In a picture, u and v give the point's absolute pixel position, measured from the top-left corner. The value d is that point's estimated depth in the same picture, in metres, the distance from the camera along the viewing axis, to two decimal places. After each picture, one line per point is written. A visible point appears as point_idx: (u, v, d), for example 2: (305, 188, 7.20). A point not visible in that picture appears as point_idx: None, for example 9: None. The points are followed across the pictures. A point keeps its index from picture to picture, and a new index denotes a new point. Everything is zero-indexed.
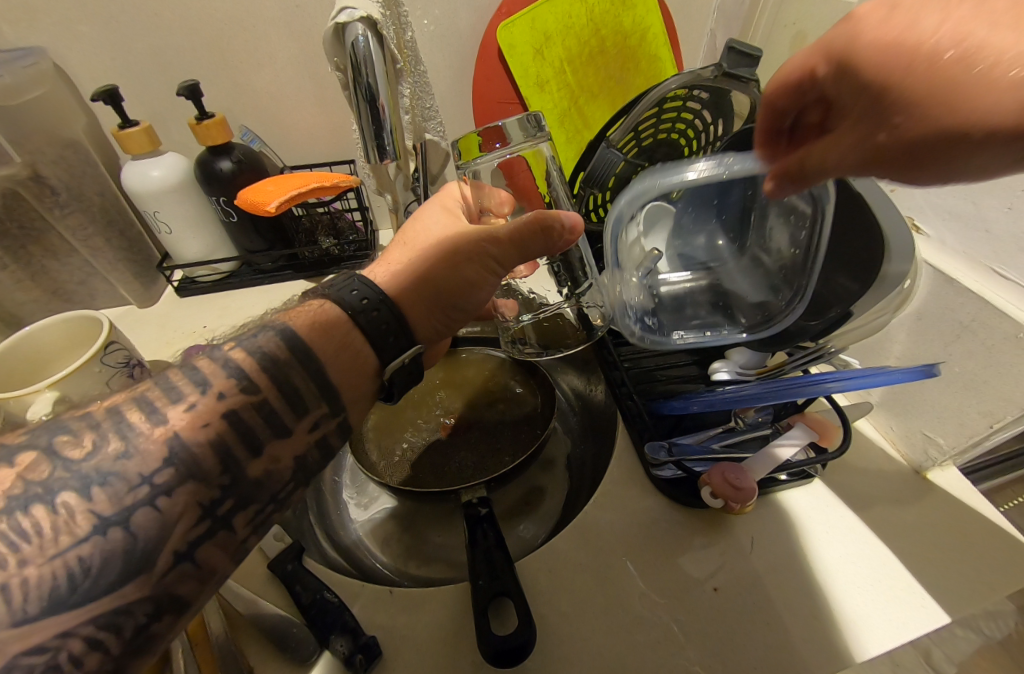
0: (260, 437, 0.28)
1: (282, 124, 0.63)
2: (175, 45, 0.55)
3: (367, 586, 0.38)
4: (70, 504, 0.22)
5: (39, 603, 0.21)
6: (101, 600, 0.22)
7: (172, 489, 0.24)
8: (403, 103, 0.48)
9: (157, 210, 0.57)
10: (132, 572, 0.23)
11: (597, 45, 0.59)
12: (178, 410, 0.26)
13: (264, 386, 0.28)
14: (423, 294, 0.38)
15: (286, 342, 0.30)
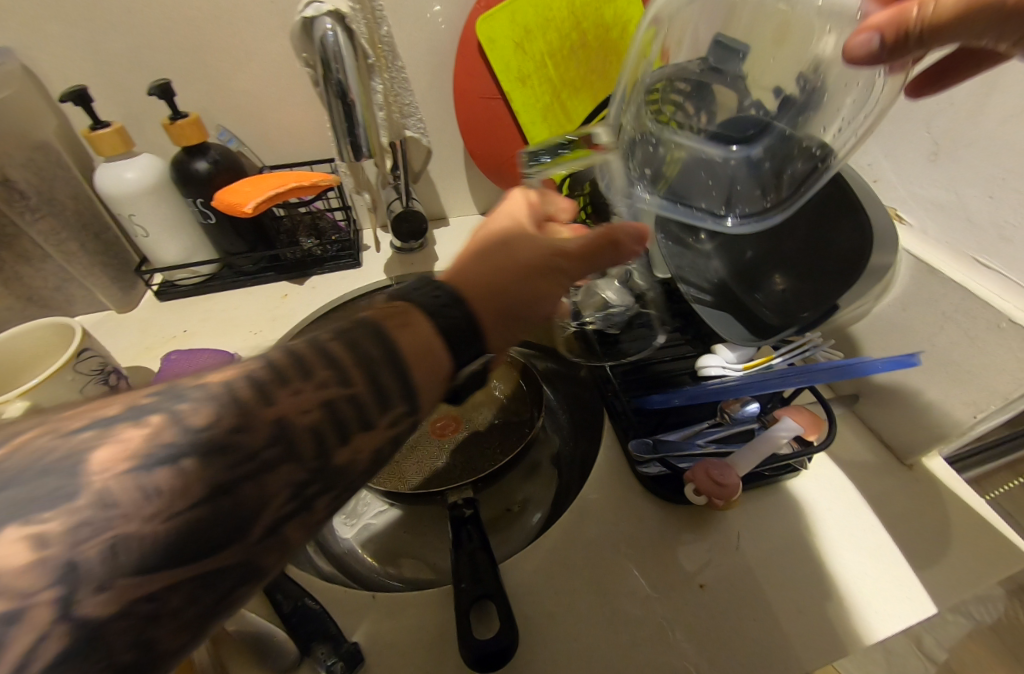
0: (350, 428, 0.24)
1: (260, 123, 0.62)
2: (146, 42, 0.53)
3: (350, 593, 0.37)
4: (195, 470, 0.19)
5: (156, 559, 0.18)
6: (197, 566, 0.19)
7: (275, 467, 0.21)
8: (377, 101, 0.48)
9: (133, 213, 0.56)
10: (232, 537, 0.20)
11: (578, 39, 0.58)
12: (288, 394, 0.23)
13: (356, 377, 0.25)
14: (503, 309, 0.31)
15: (371, 335, 0.26)
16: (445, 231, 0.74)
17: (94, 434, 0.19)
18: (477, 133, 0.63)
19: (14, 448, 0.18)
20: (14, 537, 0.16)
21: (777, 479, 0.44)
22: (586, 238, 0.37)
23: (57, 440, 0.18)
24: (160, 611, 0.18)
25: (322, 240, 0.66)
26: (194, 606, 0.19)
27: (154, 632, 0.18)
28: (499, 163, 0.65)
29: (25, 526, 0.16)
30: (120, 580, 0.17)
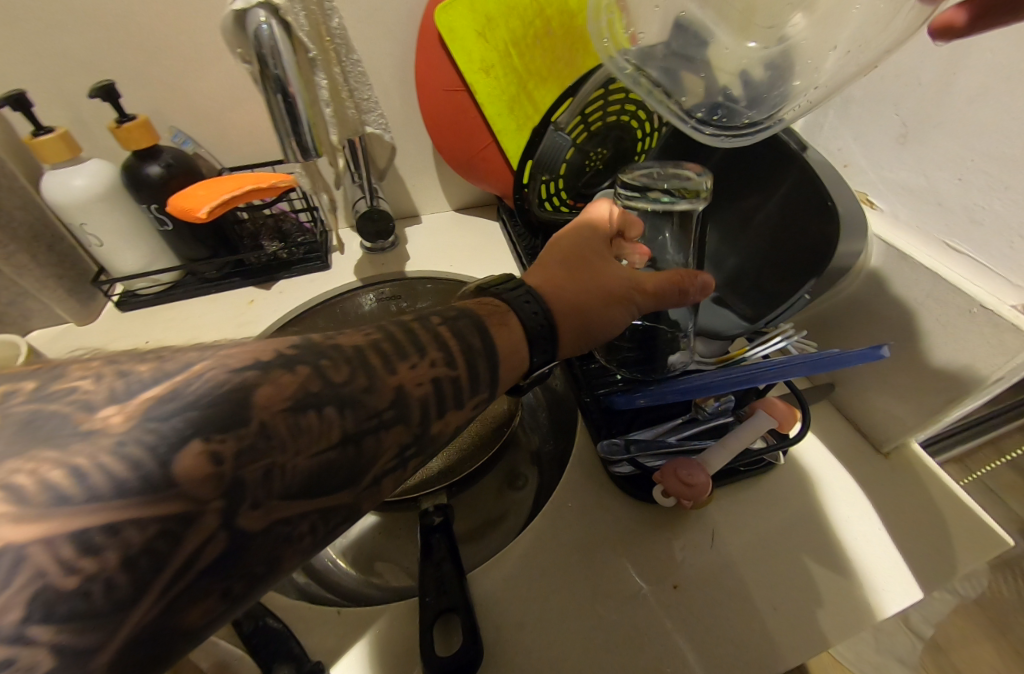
0: (447, 405, 0.31)
1: (216, 124, 0.59)
2: (88, 42, 0.51)
3: (315, 608, 0.36)
4: (332, 416, 0.26)
5: (299, 482, 0.25)
6: (321, 500, 0.26)
7: (389, 426, 0.28)
8: (322, 97, 0.45)
9: (84, 222, 0.54)
10: (346, 481, 0.26)
11: (541, 27, 0.55)
12: (406, 368, 0.30)
13: (460, 365, 0.32)
14: (575, 323, 0.39)
15: (477, 328, 0.34)
16: (417, 230, 0.72)
17: (256, 374, 0.25)
18: (443, 127, 0.60)
19: (192, 376, 0.24)
20: (197, 452, 0.22)
21: (751, 474, 0.43)
22: (659, 279, 0.41)
23: (225, 377, 0.24)
24: (288, 533, 0.24)
25: (287, 243, 0.65)
26: (304, 537, 0.25)
27: (280, 550, 0.24)
28: (469, 159, 0.62)
29: (206, 444, 0.22)
30: (270, 502, 0.24)
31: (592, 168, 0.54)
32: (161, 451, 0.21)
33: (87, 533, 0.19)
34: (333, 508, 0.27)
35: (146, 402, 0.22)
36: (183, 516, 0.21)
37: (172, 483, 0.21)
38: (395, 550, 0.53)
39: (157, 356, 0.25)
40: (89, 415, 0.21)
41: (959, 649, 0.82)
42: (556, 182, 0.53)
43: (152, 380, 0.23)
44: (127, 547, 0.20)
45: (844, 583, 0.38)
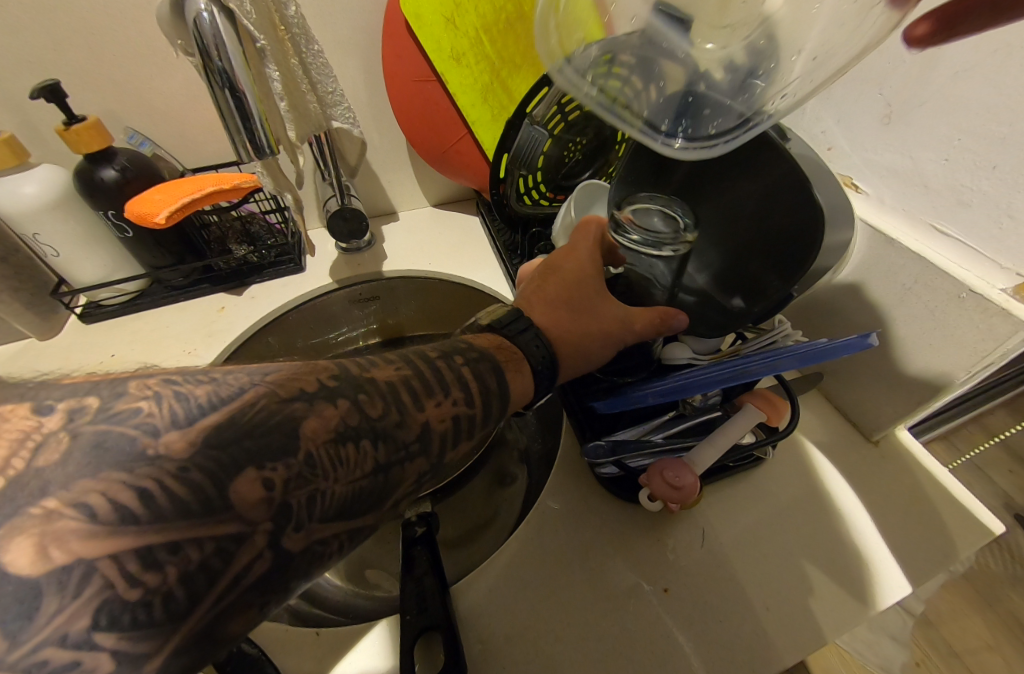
0: (463, 438, 0.33)
1: (175, 122, 0.57)
2: (30, 41, 0.48)
3: (294, 631, 0.34)
4: (367, 448, 0.28)
5: (334, 509, 0.26)
6: (350, 522, 0.27)
7: (414, 458, 0.30)
8: (276, 90, 0.42)
9: (37, 233, 0.51)
10: (370, 506, 0.28)
11: (513, 10, 0.53)
12: (432, 405, 0.32)
13: (478, 403, 0.34)
14: (576, 360, 0.41)
15: (495, 371, 0.36)
16: (393, 227, 0.70)
17: (302, 406, 0.27)
18: (414, 119, 0.58)
19: (246, 404, 0.25)
20: (253, 479, 0.24)
21: (741, 470, 0.42)
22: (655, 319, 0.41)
23: (274, 406, 0.26)
24: (321, 552, 0.26)
25: (256, 245, 0.62)
26: (333, 555, 0.26)
27: (313, 567, 0.26)
28: (443, 151, 0.60)
29: (259, 471, 0.24)
30: (311, 524, 0.25)
31: (571, 159, 0.52)
32: (220, 477, 0.23)
33: (150, 550, 0.21)
34: (359, 530, 0.28)
35: (205, 429, 0.24)
36: (237, 535, 0.23)
37: (229, 506, 0.23)
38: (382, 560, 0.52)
39: (211, 377, 0.26)
40: (153, 439, 0.23)
41: (949, 623, 0.83)
42: (533, 176, 0.51)
43: (209, 405, 0.25)
44: (185, 562, 0.21)
45: (839, 577, 0.37)
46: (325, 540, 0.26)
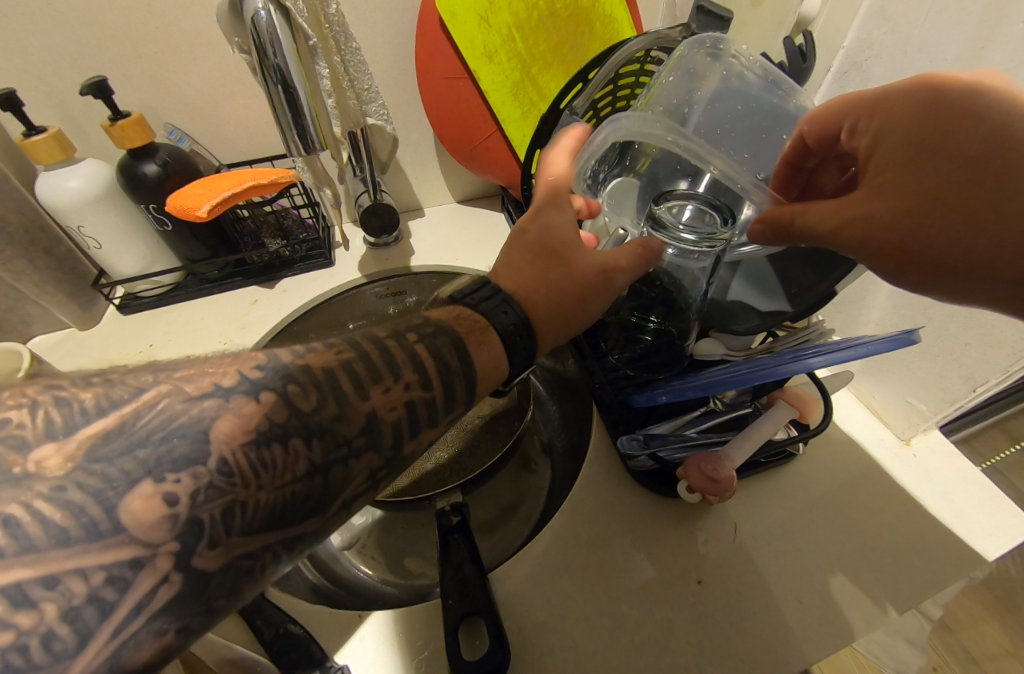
0: (421, 425, 0.31)
1: (212, 120, 0.58)
2: (74, 37, 0.49)
3: (335, 613, 0.35)
4: (298, 448, 0.25)
5: (260, 520, 0.23)
6: (284, 531, 0.24)
7: (360, 453, 0.27)
8: (324, 86, 0.45)
9: (81, 224, 0.52)
10: (316, 510, 0.26)
11: (546, 10, 0.55)
12: (379, 392, 0.29)
13: (436, 385, 0.31)
14: (555, 320, 0.39)
15: (454, 346, 0.33)
16: (420, 223, 0.70)
17: (215, 405, 0.24)
18: (443, 115, 0.59)
19: (144, 407, 0.22)
20: (149, 495, 0.21)
21: (772, 465, 0.43)
22: (631, 256, 0.40)
23: (178, 406, 0.23)
24: (250, 566, 0.23)
25: (289, 240, 0.63)
26: (267, 567, 0.24)
27: (242, 584, 0.23)
28: (471, 149, 0.61)
29: (157, 486, 0.21)
30: (230, 540, 0.22)
31: None
32: (106, 495, 0.20)
33: (22, 588, 0.18)
34: (298, 537, 0.25)
35: (88, 440, 0.21)
36: (134, 560, 0.20)
37: (118, 530, 0.20)
38: (410, 546, 0.53)
39: (104, 381, 0.23)
40: (21, 457, 0.20)
41: (966, 629, 0.82)
42: None
43: (95, 413, 0.22)
44: (67, 598, 0.19)
45: (865, 576, 0.38)
46: (251, 554, 0.23)
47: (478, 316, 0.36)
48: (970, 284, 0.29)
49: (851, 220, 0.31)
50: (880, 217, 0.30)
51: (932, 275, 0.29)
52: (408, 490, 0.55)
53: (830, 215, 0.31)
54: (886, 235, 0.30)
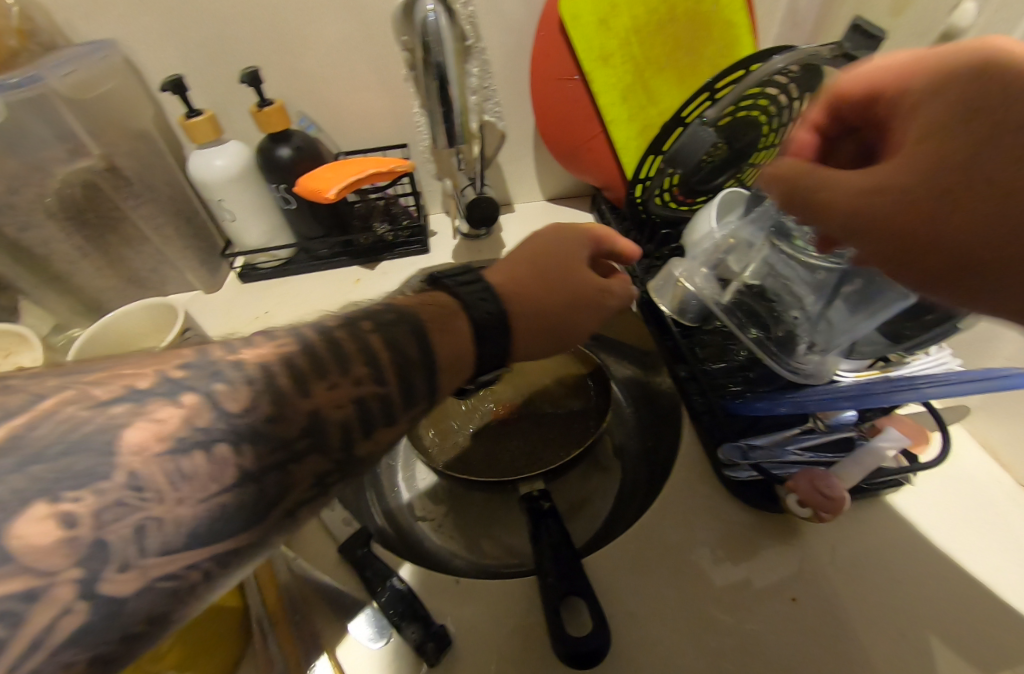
0: (375, 424, 0.28)
1: (337, 110, 0.62)
2: (233, 29, 0.54)
3: (433, 576, 0.38)
4: (226, 455, 0.23)
5: (182, 537, 0.21)
6: (217, 546, 0.22)
7: (303, 457, 0.25)
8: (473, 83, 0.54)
9: (223, 198, 0.58)
10: (250, 525, 0.23)
11: (667, 16, 0.55)
12: (324, 388, 0.27)
13: (391, 380, 0.29)
14: (541, 324, 0.39)
15: (415, 335, 0.31)
16: (510, 218, 0.73)
17: (127, 410, 0.22)
18: (551, 114, 0.60)
19: (39, 417, 0.20)
20: (44, 516, 0.18)
21: (878, 493, 0.42)
22: (618, 300, 0.44)
23: (82, 411, 0.21)
24: (172, 589, 0.20)
25: (394, 224, 0.67)
26: (194, 590, 0.21)
27: (166, 607, 0.20)
28: (574, 150, 0.62)
29: (55, 505, 0.19)
30: (146, 561, 0.20)
31: (710, 164, 0.52)
32: None
33: None
34: (235, 556, 0.22)
35: None
36: (27, 592, 0.17)
37: (6, 557, 0.17)
38: (486, 525, 0.56)
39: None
40: None
41: None
42: (676, 178, 0.51)
43: None
44: None
45: (970, 638, 0.35)
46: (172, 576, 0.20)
47: (447, 298, 0.35)
48: (997, 297, 0.23)
49: (849, 201, 0.26)
50: (880, 198, 0.25)
51: (935, 277, 0.24)
52: (482, 472, 0.58)
53: (827, 195, 0.28)
54: (880, 219, 0.25)
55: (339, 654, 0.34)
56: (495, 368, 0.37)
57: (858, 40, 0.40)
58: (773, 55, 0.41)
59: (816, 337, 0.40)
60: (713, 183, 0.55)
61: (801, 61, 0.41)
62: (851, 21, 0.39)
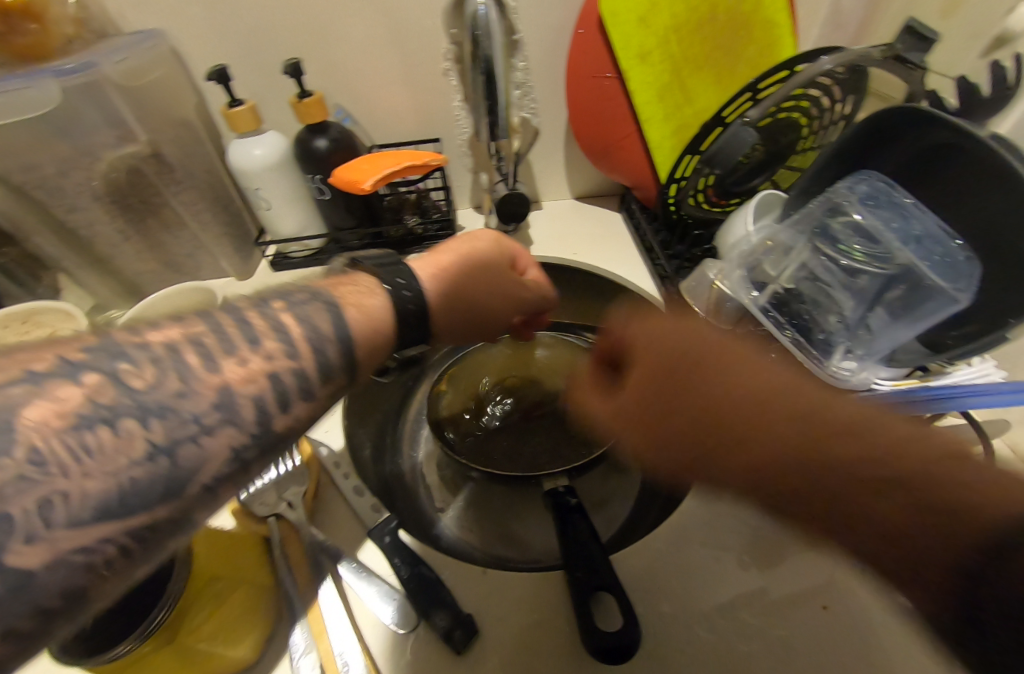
0: (291, 397, 0.29)
1: (373, 103, 0.63)
2: (277, 21, 0.55)
3: (459, 566, 0.38)
4: (132, 430, 0.23)
5: (91, 509, 0.22)
6: (127, 519, 0.23)
7: (215, 431, 0.25)
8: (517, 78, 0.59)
9: (259, 188, 0.59)
10: (162, 497, 0.24)
11: (708, 15, 0.55)
12: (233, 365, 0.27)
13: (304, 355, 0.29)
14: (463, 315, 0.43)
15: (330, 313, 0.32)
16: (538, 215, 0.73)
17: (25, 390, 0.22)
18: (585, 112, 0.60)
19: None
20: None
21: None
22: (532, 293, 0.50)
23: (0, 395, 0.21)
24: (84, 560, 0.22)
25: (424, 218, 0.67)
26: (110, 562, 0.22)
27: (79, 580, 0.22)
28: (606, 148, 0.62)
29: None
30: (55, 532, 0.21)
31: (746, 167, 0.51)
32: None
33: None
34: (148, 527, 0.23)
35: None
36: None
37: None
38: (506, 520, 0.55)
39: None
40: None
41: None
42: (711, 180, 0.50)
43: None
44: None
45: None
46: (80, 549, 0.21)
47: (369, 281, 0.36)
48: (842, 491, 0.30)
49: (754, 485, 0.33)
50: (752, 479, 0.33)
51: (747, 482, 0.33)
52: (502, 463, 0.59)
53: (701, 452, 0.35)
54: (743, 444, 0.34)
55: (367, 640, 0.34)
56: (422, 344, 0.39)
57: (909, 42, 0.39)
58: (821, 56, 0.41)
59: (853, 344, 0.41)
60: (748, 185, 0.54)
61: (850, 62, 0.40)
62: (903, 23, 0.38)
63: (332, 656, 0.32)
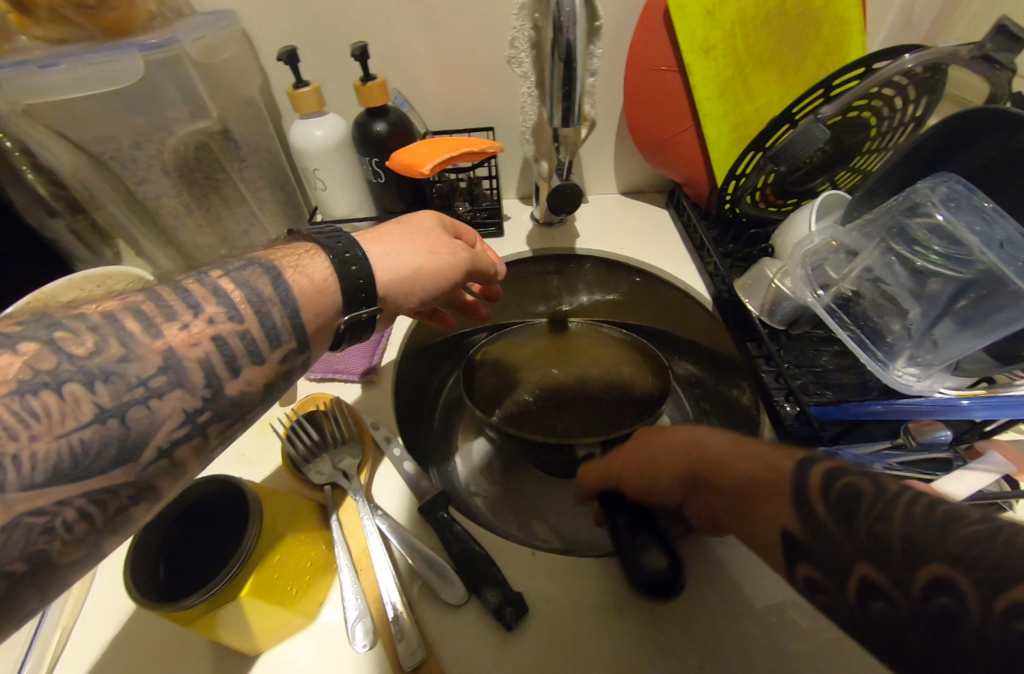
0: (239, 360, 0.29)
1: (432, 89, 0.64)
2: (348, 5, 0.56)
3: (509, 549, 0.38)
4: (76, 393, 0.24)
5: (45, 472, 0.23)
6: (84, 485, 0.24)
7: (164, 394, 0.27)
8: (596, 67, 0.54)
9: (317, 168, 0.61)
10: (117, 463, 0.25)
11: (777, 10, 0.54)
12: (177, 330, 0.28)
13: (249, 318, 0.30)
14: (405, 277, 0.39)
15: (266, 274, 0.31)
16: (585, 209, 0.72)
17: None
18: (641, 105, 0.60)
19: None
20: None
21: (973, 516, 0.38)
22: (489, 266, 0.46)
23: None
24: (42, 525, 0.23)
25: (474, 205, 0.68)
26: (66, 525, 0.24)
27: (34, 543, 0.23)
28: (659, 143, 0.61)
29: None
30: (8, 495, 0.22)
31: (808, 167, 0.50)
32: None
33: None
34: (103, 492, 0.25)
35: None
36: None
37: None
38: (544, 508, 0.56)
39: None
40: None
41: None
42: (771, 178, 0.49)
43: None
44: None
45: None
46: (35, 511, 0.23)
47: (303, 243, 0.35)
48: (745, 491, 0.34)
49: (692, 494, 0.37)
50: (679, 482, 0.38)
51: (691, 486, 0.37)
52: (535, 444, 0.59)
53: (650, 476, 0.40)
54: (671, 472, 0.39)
55: (417, 610, 0.35)
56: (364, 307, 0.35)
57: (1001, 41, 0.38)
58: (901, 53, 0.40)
59: (917, 351, 0.41)
60: (809, 185, 0.53)
61: (933, 59, 0.39)
62: (996, 21, 0.37)
63: (386, 621, 0.33)
